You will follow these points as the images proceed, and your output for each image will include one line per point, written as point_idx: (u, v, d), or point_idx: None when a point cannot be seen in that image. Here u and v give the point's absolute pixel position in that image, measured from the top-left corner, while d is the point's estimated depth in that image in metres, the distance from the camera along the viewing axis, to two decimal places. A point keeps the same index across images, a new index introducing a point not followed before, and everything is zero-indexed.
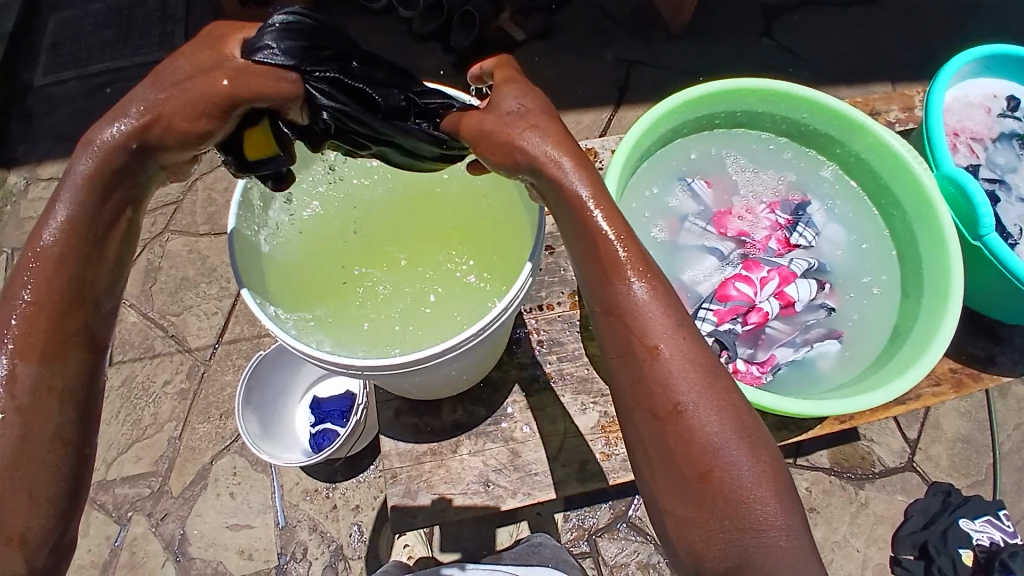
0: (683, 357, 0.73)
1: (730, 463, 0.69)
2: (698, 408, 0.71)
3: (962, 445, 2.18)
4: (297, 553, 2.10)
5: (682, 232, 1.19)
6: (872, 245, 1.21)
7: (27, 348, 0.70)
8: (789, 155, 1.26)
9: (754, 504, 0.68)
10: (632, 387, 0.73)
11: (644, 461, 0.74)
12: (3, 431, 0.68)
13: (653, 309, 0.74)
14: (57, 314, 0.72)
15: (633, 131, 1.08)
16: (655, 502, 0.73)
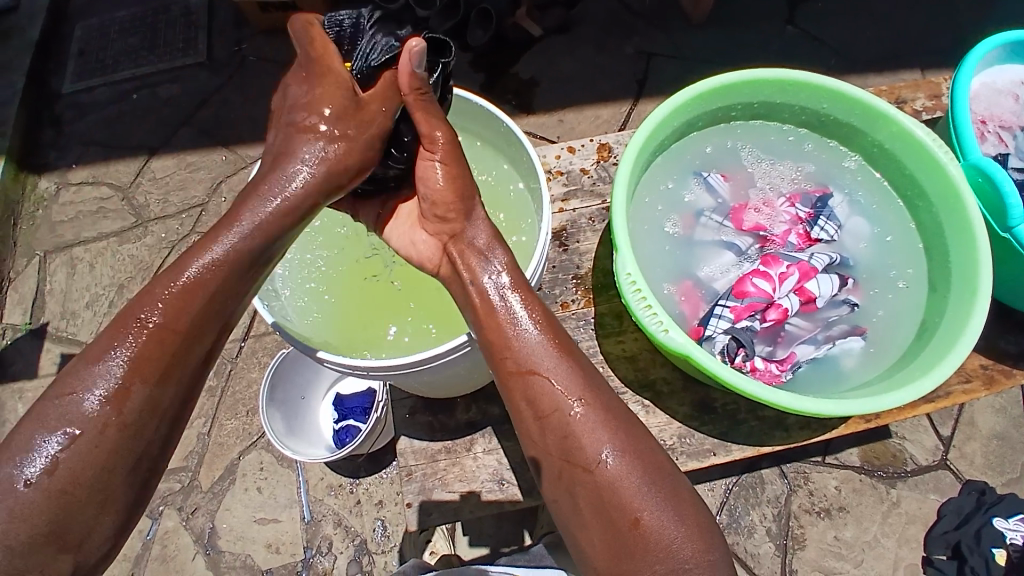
0: (602, 415, 0.86)
1: (652, 508, 0.81)
2: (622, 458, 0.84)
3: (997, 442, 2.11)
4: (322, 547, 2.13)
5: (698, 227, 1.17)
6: (896, 237, 1.17)
7: (138, 369, 0.75)
8: (809, 146, 1.22)
9: (678, 539, 0.80)
10: (560, 446, 0.85)
11: (579, 517, 0.84)
12: (89, 438, 0.71)
13: (568, 374, 0.88)
14: (176, 340, 0.78)
15: (646, 125, 1.05)
16: (593, 555, 0.83)
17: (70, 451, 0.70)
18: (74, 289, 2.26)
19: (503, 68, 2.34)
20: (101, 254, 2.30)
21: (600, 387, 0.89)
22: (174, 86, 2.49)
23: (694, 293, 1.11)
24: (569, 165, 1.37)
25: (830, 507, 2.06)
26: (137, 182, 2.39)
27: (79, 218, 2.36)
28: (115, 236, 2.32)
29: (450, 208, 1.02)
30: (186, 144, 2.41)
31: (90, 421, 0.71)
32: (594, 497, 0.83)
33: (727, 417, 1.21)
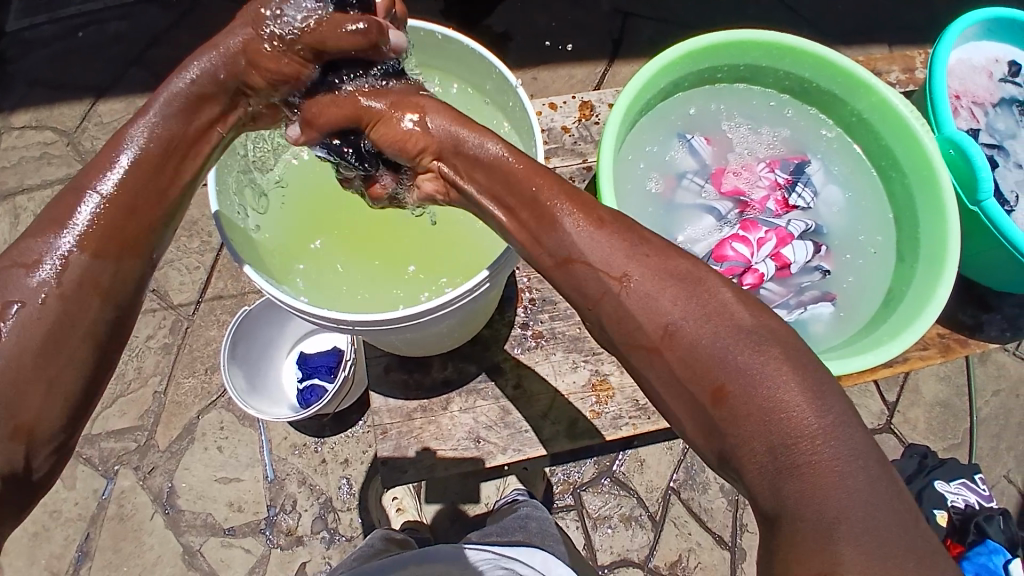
0: (656, 282, 0.77)
1: (742, 369, 0.71)
2: (688, 323, 0.74)
3: (941, 409, 2.33)
4: (286, 505, 2.12)
5: (680, 189, 1.17)
6: (869, 206, 1.20)
7: (88, 240, 0.78)
8: (790, 113, 1.24)
9: (776, 403, 0.69)
10: (619, 327, 0.78)
11: (662, 398, 0.77)
12: (33, 318, 0.73)
13: (607, 243, 0.79)
14: (123, 215, 0.81)
15: (634, 84, 1.04)
16: (691, 434, 0.76)
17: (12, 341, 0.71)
18: (17, 240, 2.14)
19: (476, 20, 2.26)
20: (46, 203, 2.17)
21: (649, 246, 0.79)
22: (124, 24, 2.32)
23: None
24: (550, 122, 1.34)
25: None
26: (85, 127, 2.24)
27: (21, 164, 2.21)
28: (61, 184, 2.19)
29: (418, 141, 0.95)
30: (137, 88, 2.26)
31: (38, 304, 0.73)
32: (673, 373, 0.74)
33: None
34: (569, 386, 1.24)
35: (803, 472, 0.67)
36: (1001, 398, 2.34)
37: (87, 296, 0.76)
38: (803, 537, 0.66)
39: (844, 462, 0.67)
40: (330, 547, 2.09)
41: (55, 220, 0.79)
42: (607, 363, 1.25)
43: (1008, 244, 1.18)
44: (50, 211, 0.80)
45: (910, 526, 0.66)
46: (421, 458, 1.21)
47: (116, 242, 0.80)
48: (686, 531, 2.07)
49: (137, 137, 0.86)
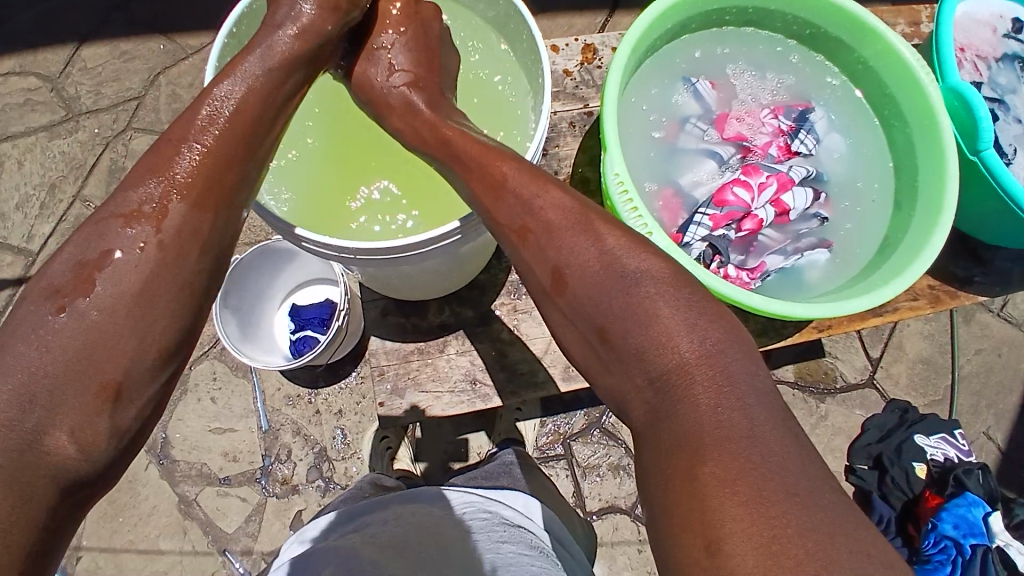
0: (558, 230, 0.82)
1: (627, 310, 0.77)
2: (579, 268, 0.81)
3: (923, 365, 2.39)
4: (281, 454, 2.15)
5: (682, 134, 1.16)
6: (869, 155, 1.20)
7: (184, 192, 0.81)
8: (796, 59, 1.22)
9: (656, 338, 0.76)
10: (527, 275, 0.86)
11: (568, 339, 0.85)
12: (131, 268, 0.75)
13: (517, 194, 0.86)
14: (216, 168, 0.84)
15: (641, 22, 1.02)
16: (594, 371, 0.82)
17: (109, 292, 0.73)
18: (0, 188, 2.09)
19: None
20: (30, 150, 2.11)
21: (552, 196, 0.85)
22: None
23: (675, 201, 1.12)
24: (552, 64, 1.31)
25: None
26: (68, 73, 2.16)
27: (3, 110, 2.15)
28: (45, 130, 2.13)
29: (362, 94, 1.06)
30: (120, 30, 2.18)
31: (137, 254, 0.75)
32: (569, 317, 0.82)
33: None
34: None
35: (677, 405, 0.73)
36: (983, 356, 2.40)
37: (186, 244, 0.78)
38: (666, 452, 0.72)
39: (715, 388, 0.72)
40: (325, 495, 2.13)
41: (148, 172, 0.81)
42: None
43: (1005, 196, 1.18)
44: (142, 164, 0.82)
45: (803, 459, 0.68)
46: (419, 400, 1.22)
47: (214, 194, 0.83)
48: None
49: (231, 94, 0.90)
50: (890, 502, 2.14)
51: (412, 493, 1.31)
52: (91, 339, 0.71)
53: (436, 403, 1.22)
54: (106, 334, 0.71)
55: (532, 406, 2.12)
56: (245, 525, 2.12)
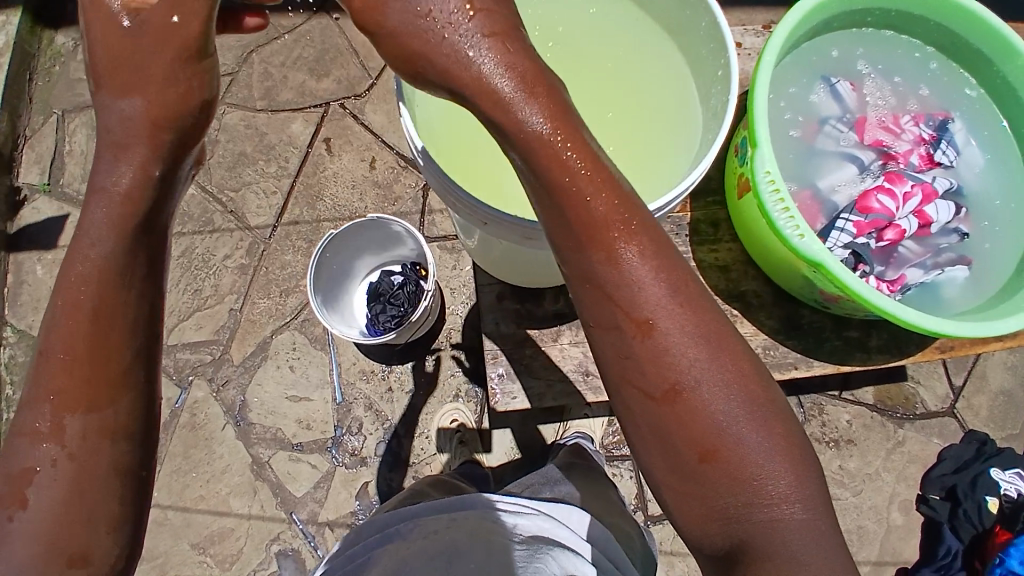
0: (680, 338, 0.80)
1: (733, 436, 0.80)
2: (697, 387, 0.80)
3: (1004, 398, 2.34)
4: (352, 427, 2.20)
5: (820, 135, 1.18)
6: (1011, 170, 1.16)
7: (72, 399, 0.77)
8: (934, 66, 1.19)
9: (756, 472, 0.80)
10: (624, 367, 0.82)
11: (641, 441, 0.84)
12: (53, 481, 0.76)
13: (644, 284, 0.80)
14: (98, 362, 0.78)
15: (788, 21, 1.03)
16: (658, 473, 0.84)
17: (38, 512, 0.75)
18: (94, 152, 2.37)
19: None
20: None
21: (686, 296, 0.82)
22: None
23: (813, 204, 1.14)
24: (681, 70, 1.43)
25: (839, 439, 2.26)
26: None
27: None
28: None
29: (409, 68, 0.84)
30: None
31: (51, 469, 0.76)
32: (660, 420, 0.81)
33: (807, 337, 1.30)
34: None
35: (754, 536, 0.80)
36: None
37: (97, 442, 0.78)
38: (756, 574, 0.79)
39: (809, 523, 0.80)
40: (392, 470, 2.17)
41: (43, 387, 0.77)
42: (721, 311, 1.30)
43: None
44: (33, 378, 0.78)
45: None
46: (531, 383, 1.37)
47: (101, 387, 0.78)
48: None
49: (88, 278, 0.78)
50: (959, 535, 2.15)
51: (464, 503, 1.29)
52: (49, 539, 0.75)
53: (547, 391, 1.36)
54: (57, 544, 0.75)
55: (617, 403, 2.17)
56: (314, 492, 2.18)
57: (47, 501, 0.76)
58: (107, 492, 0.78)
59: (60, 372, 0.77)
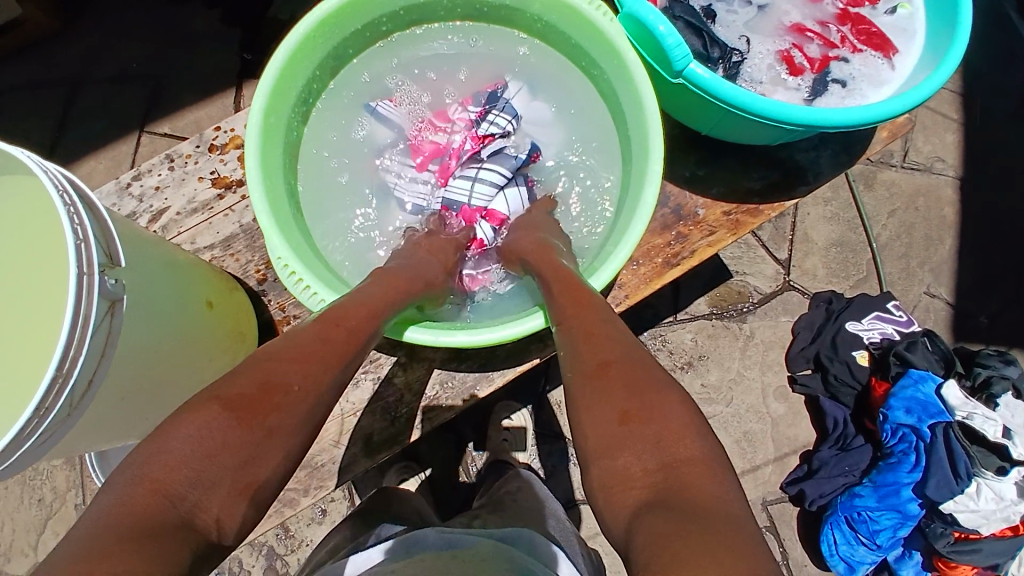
0: (618, 341, 0.87)
1: (649, 399, 0.78)
2: (621, 367, 0.83)
3: (837, 250, 2.25)
4: (232, 568, 2.07)
5: (382, 169, 1.34)
6: (577, 108, 1.33)
7: (326, 351, 0.85)
8: (478, 41, 1.34)
9: (673, 436, 0.74)
10: (572, 357, 0.87)
11: (577, 416, 0.82)
12: (282, 404, 0.78)
13: (596, 309, 0.93)
14: (345, 342, 0.88)
15: (260, 93, 1.10)
16: (585, 442, 0.79)
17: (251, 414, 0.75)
18: None
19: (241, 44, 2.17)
20: None
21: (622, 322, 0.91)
22: None
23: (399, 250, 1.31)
24: (194, 194, 1.29)
25: (691, 359, 2.19)
26: None
27: None
28: None
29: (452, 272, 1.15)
30: None
31: (294, 387, 0.80)
32: (600, 393, 0.80)
33: (480, 353, 1.23)
34: (356, 401, 1.20)
35: (672, 493, 0.69)
36: (899, 217, 2.27)
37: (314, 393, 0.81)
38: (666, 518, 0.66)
39: (719, 486, 0.69)
40: None
41: (308, 335, 0.86)
42: (386, 364, 1.21)
43: (749, 114, 1.04)
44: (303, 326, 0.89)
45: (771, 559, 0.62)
46: None
47: (338, 352, 0.87)
48: None
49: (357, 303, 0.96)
50: (842, 401, 2.08)
51: (418, 539, 1.19)
52: (242, 443, 0.73)
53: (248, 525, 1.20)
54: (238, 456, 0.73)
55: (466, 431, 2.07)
56: None
57: (274, 417, 0.76)
58: (286, 435, 0.76)
59: (315, 338, 0.86)
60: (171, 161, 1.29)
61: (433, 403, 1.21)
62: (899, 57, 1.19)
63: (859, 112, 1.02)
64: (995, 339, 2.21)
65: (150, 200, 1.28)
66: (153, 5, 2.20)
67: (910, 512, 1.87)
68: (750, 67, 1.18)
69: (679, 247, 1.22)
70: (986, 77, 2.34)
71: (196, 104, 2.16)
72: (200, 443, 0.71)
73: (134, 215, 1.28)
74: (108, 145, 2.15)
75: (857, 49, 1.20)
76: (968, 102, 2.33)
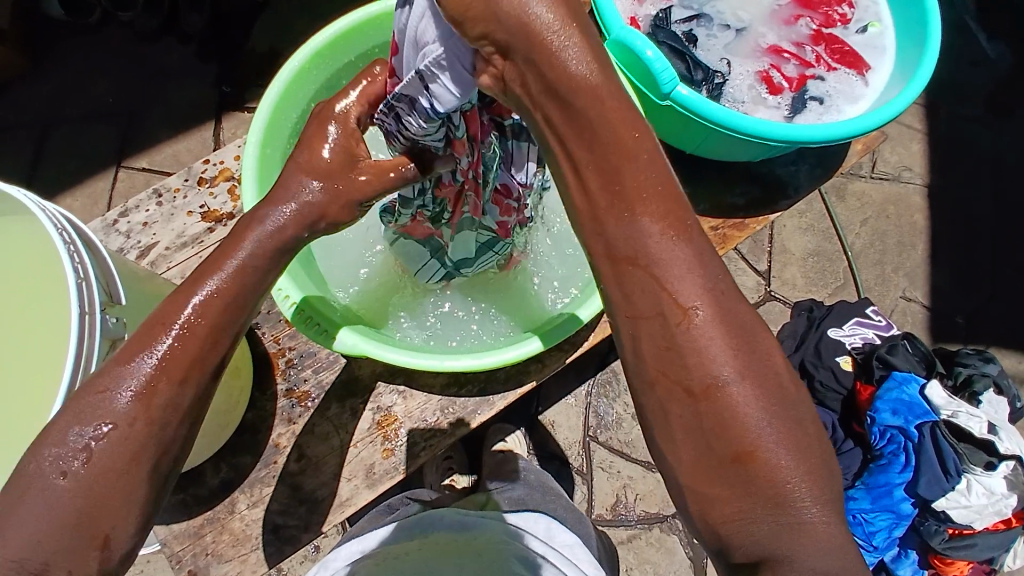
0: (721, 325, 0.55)
1: (773, 439, 0.54)
2: (738, 387, 0.54)
3: (815, 259, 2.32)
4: None
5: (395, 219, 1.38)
6: None
7: (166, 357, 0.69)
8: None
9: (799, 489, 0.54)
10: (656, 349, 0.55)
11: (663, 440, 0.57)
12: (124, 438, 0.65)
13: (685, 257, 0.56)
14: (199, 344, 0.72)
15: (256, 129, 1.11)
16: (674, 471, 0.57)
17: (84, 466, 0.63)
18: None
19: (220, 78, 2.17)
20: None
21: (726, 295, 0.56)
22: None
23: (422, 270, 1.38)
24: (184, 228, 1.28)
25: None
26: None
27: None
28: None
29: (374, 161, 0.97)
30: None
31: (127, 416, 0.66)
32: (697, 424, 0.55)
33: (479, 376, 1.23)
34: (356, 432, 1.19)
35: (790, 546, 0.54)
36: (871, 225, 2.35)
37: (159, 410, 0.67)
38: None
39: (842, 543, 0.55)
40: None
41: (151, 334, 0.71)
42: (386, 393, 1.21)
43: (738, 133, 1.08)
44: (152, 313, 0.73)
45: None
46: (224, 571, 1.16)
47: (186, 361, 0.70)
48: (616, 469, 2.07)
49: (215, 280, 0.77)
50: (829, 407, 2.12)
51: (432, 521, 1.20)
52: (92, 491, 0.63)
53: (245, 567, 1.16)
54: (89, 509, 0.63)
55: (460, 457, 2.04)
56: None
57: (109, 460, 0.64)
58: (127, 473, 0.64)
59: (149, 342, 0.70)
60: (159, 196, 1.29)
61: (434, 428, 1.21)
62: (872, 73, 1.25)
63: (838, 126, 1.06)
64: (973, 338, 2.28)
65: (138, 236, 1.27)
66: (130, 42, 2.20)
67: (904, 512, 1.90)
68: (731, 88, 1.23)
69: None
70: (944, 91, 2.45)
71: (176, 139, 2.14)
72: (2, 542, 0.61)
73: (122, 250, 1.26)
74: (85, 181, 2.11)
75: (832, 67, 1.26)
76: (931, 112, 2.44)
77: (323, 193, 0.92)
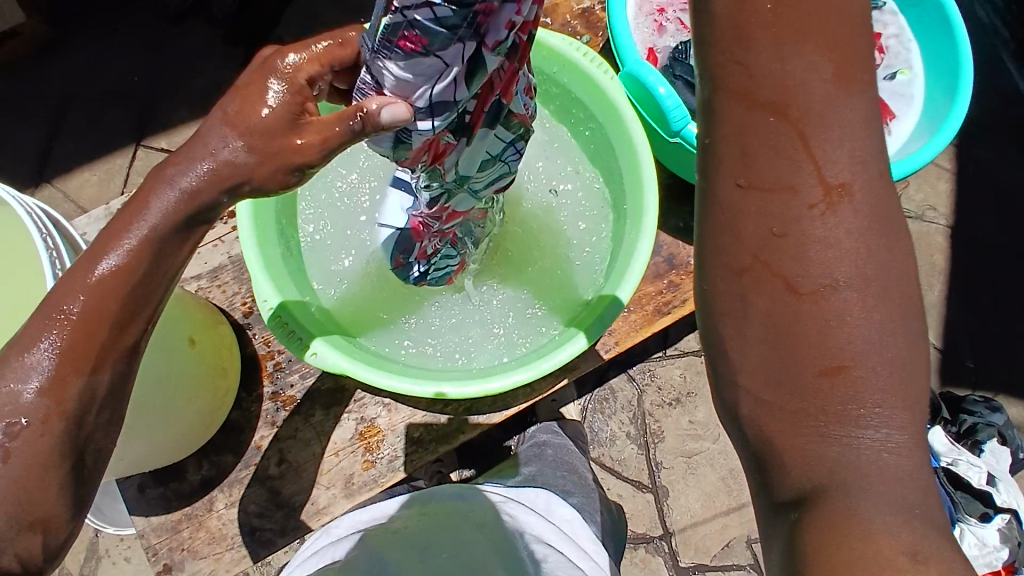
0: (854, 224, 0.52)
1: (876, 356, 0.52)
2: (851, 292, 0.51)
3: None
4: None
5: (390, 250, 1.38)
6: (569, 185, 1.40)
7: (73, 337, 0.66)
8: None
9: (877, 418, 0.52)
10: (765, 223, 0.53)
11: (745, 327, 0.54)
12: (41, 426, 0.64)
13: (842, 135, 0.52)
14: (107, 327, 0.68)
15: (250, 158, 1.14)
16: (751, 368, 0.54)
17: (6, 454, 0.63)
18: None
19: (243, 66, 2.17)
20: None
21: (864, 199, 0.52)
22: None
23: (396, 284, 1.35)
24: None
25: (679, 396, 2.10)
26: None
27: None
28: None
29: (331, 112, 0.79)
30: None
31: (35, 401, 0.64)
32: (789, 320, 0.52)
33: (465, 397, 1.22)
34: (337, 441, 1.19)
35: (843, 476, 0.52)
36: None
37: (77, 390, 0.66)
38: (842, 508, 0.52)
39: (909, 484, 0.53)
40: None
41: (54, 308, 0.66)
42: (371, 405, 1.20)
43: None
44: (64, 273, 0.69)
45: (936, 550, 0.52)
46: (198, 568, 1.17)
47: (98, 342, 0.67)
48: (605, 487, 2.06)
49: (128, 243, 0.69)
50: None
51: (434, 492, 1.19)
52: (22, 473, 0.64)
53: (218, 566, 1.17)
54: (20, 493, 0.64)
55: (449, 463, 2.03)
56: None
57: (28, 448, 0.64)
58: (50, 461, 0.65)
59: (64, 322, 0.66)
60: None
61: (416, 444, 1.20)
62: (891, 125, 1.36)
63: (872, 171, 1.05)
64: (981, 384, 2.22)
65: None
66: (158, 22, 2.20)
67: None
68: None
69: (669, 296, 1.23)
70: (978, 130, 2.38)
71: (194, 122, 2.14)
72: None
73: None
74: (103, 158, 2.13)
75: None
76: (962, 150, 2.38)
77: (240, 143, 0.74)
